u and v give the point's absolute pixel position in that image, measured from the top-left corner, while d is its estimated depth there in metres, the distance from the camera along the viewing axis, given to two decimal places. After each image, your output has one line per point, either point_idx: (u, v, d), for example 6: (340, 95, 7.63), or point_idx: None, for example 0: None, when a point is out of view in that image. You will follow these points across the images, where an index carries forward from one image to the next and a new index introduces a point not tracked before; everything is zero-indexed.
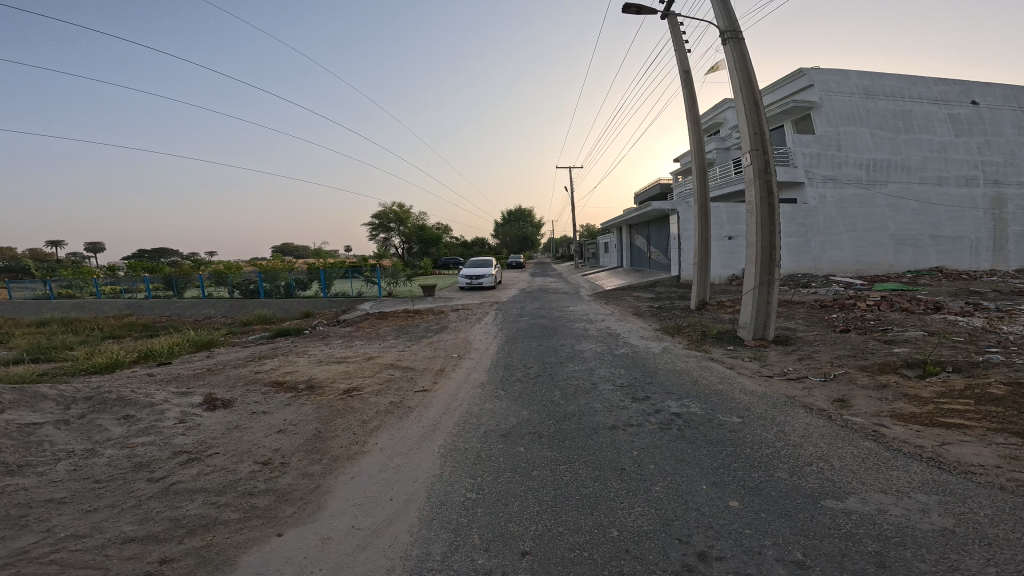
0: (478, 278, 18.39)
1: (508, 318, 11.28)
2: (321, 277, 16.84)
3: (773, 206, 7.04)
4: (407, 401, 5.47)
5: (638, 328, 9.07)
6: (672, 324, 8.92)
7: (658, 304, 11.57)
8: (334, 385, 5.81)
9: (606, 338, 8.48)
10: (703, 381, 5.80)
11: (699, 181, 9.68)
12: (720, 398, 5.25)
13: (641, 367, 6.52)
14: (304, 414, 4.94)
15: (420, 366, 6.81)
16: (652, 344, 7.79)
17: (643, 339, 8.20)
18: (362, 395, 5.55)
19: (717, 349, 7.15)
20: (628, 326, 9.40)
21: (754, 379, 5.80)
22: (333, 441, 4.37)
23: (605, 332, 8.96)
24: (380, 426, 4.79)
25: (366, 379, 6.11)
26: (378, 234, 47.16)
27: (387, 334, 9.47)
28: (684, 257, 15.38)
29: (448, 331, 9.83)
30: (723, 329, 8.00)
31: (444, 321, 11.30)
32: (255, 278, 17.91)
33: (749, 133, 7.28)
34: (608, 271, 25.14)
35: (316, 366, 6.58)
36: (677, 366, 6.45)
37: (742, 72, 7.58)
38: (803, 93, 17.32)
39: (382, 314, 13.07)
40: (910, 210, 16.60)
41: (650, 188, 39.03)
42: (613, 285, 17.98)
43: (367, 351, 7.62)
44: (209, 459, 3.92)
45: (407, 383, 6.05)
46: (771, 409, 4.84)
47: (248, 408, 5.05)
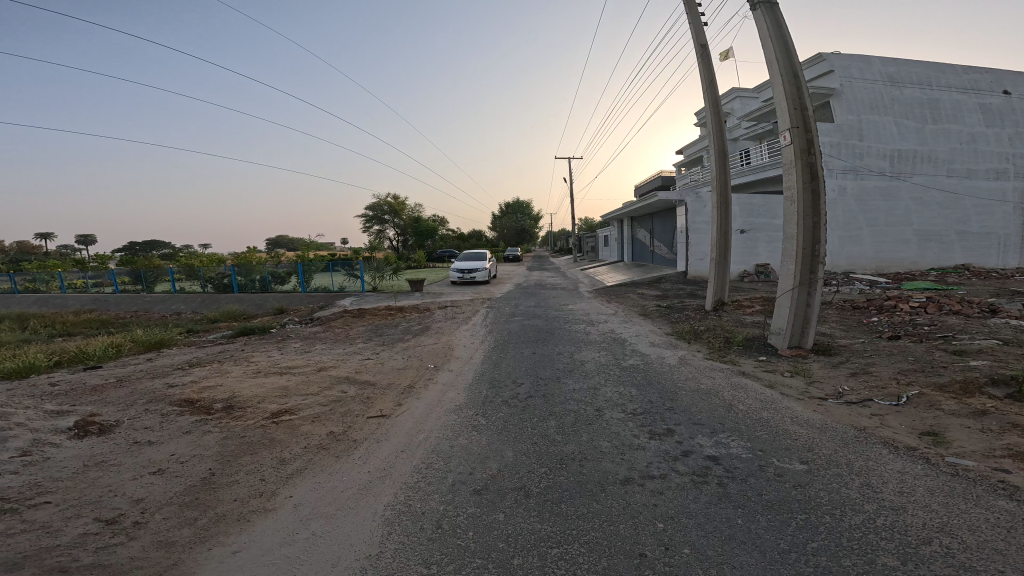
0: (470, 272, 17.12)
1: (498, 318, 10.02)
2: (300, 271, 15.55)
3: (818, 192, 5.74)
4: (353, 434, 4.22)
5: (647, 333, 7.81)
6: (687, 328, 7.67)
7: (667, 304, 10.29)
8: (262, 407, 4.56)
9: (611, 344, 7.24)
10: (735, 408, 4.57)
11: (718, 169, 8.34)
12: (762, 433, 4.02)
13: (653, 386, 5.29)
14: (202, 447, 3.70)
15: (382, 381, 5.55)
16: (664, 353, 6.55)
17: (653, 346, 6.95)
18: (293, 422, 4.30)
19: (745, 361, 5.90)
20: (635, 329, 8.15)
21: (804, 403, 4.57)
22: (228, 492, 3.14)
23: (610, 336, 7.71)
24: (304, 470, 3.55)
25: (309, 398, 4.87)
26: (372, 225, 45.95)
27: (356, 336, 8.19)
28: (693, 252, 14.05)
29: (430, 334, 8.57)
30: (751, 336, 6.74)
31: (426, 320, 10.06)
32: (228, 272, 16.58)
33: (788, 109, 5.94)
34: (609, 265, 23.87)
35: (250, 379, 5.31)
36: (698, 385, 5.22)
37: (777, 38, 6.26)
38: (821, 81, 15.88)
39: (360, 312, 11.80)
40: (936, 204, 15.31)
41: (652, 182, 37.74)
42: (613, 280, 16.75)
43: (325, 359, 6.35)
44: (31, 511, 2.72)
45: (363, 407, 4.80)
46: (841, 451, 3.61)
47: (131, 436, 3.81)
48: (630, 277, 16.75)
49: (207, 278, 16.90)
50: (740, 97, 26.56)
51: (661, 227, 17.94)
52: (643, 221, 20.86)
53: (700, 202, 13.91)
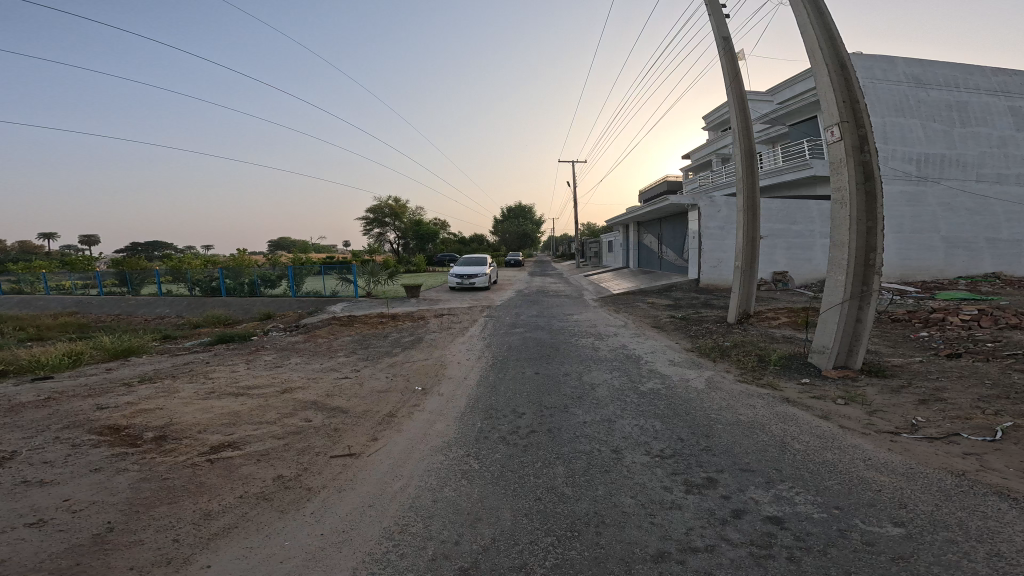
0: (469, 277, 16.31)
1: (498, 328, 9.20)
2: (290, 274, 14.81)
3: (874, 194, 4.96)
4: (308, 479, 3.39)
5: (664, 348, 6.98)
6: (709, 343, 6.83)
7: (682, 314, 9.44)
8: (201, 438, 3.81)
9: (624, 362, 6.43)
10: (790, 447, 3.75)
11: (744, 169, 7.52)
12: (832, 484, 3.19)
13: (679, 417, 4.47)
14: (108, 490, 3.03)
15: (357, 408, 4.74)
16: (687, 374, 5.71)
17: (672, 365, 6.12)
18: (236, 461, 3.52)
19: (786, 385, 5.06)
20: (650, 344, 7.31)
21: (874, 441, 3.73)
22: (114, 557, 2.45)
23: (621, 353, 6.89)
24: (232, 526, 2.79)
25: (260, 429, 4.08)
26: (372, 228, 45.42)
27: (340, 348, 7.39)
28: (706, 259, 13.21)
29: (421, 346, 7.76)
30: (789, 354, 5.87)
31: (419, 330, 9.25)
32: (216, 275, 15.84)
33: (837, 101, 5.19)
34: (614, 271, 23.03)
35: (198, 403, 4.54)
36: (732, 417, 4.39)
37: (820, 26, 5.56)
38: None
39: (350, 319, 11.02)
40: (965, 210, 14.44)
41: (657, 187, 37.04)
42: (620, 288, 15.91)
43: (295, 377, 5.55)
44: None
45: (328, 442, 3.98)
46: (949, 513, 2.76)
47: (23, 474, 3.15)
48: (637, 285, 15.91)
49: (194, 281, 16.17)
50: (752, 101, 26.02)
51: (671, 232, 17.06)
52: (650, 227, 20.05)
53: (713, 206, 13.11)
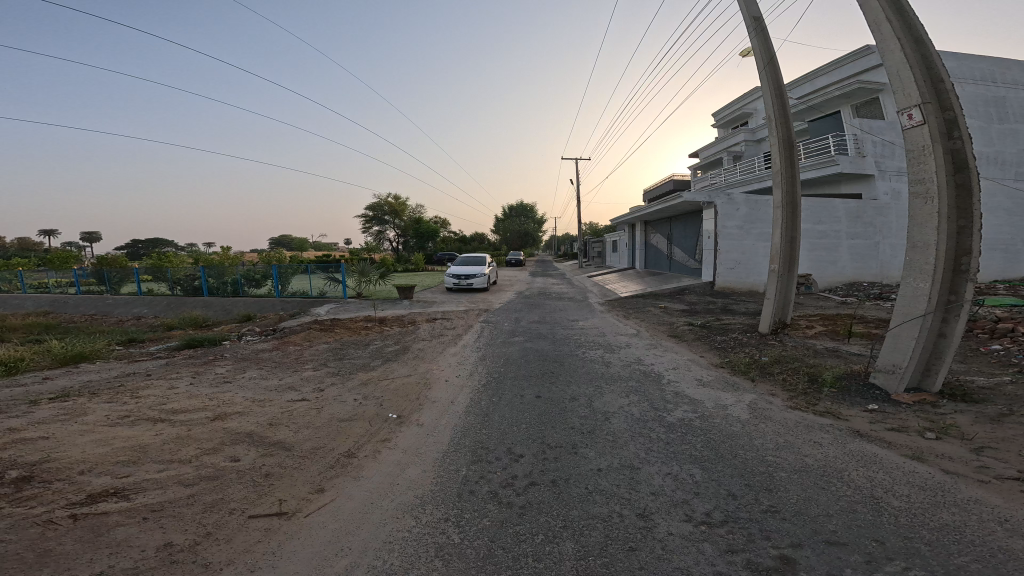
0: (466, 278, 15.31)
1: (494, 336, 8.22)
2: (275, 274, 13.86)
3: (968, 188, 4.08)
4: (206, 551, 2.43)
5: (688, 364, 5.98)
6: (741, 358, 5.84)
7: (702, 322, 8.42)
8: (82, 486, 2.88)
9: (641, 382, 5.46)
10: (887, 507, 2.76)
11: (782, 161, 6.52)
12: (968, 568, 2.21)
13: (723, 461, 3.48)
14: None
15: (307, 445, 3.79)
16: (721, 398, 4.72)
17: (699, 386, 5.14)
18: (112, 522, 2.57)
19: (851, 414, 4.08)
20: (670, 358, 6.32)
21: (1003, 495, 2.74)
22: None
23: (637, 370, 5.90)
24: None
25: (165, 472, 3.16)
26: (372, 226, 44.64)
27: (310, 359, 6.42)
28: (722, 260, 12.18)
29: (406, 357, 6.79)
30: (846, 373, 4.85)
31: (406, 337, 8.27)
32: (197, 274, 14.93)
33: (918, 77, 4.29)
34: (619, 272, 22.01)
35: (101, 431, 3.63)
36: (791, 460, 3.41)
37: None
38: (873, 74, 15.39)
39: (333, 322, 10.06)
40: (1003, 210, 13.31)
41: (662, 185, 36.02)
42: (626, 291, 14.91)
43: (240, 399, 4.63)
44: None
45: (254, 494, 3.02)
46: None
47: None
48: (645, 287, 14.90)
49: (174, 281, 15.26)
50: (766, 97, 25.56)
51: (681, 232, 16.02)
52: (658, 226, 19.03)
53: (731, 204, 12.11)
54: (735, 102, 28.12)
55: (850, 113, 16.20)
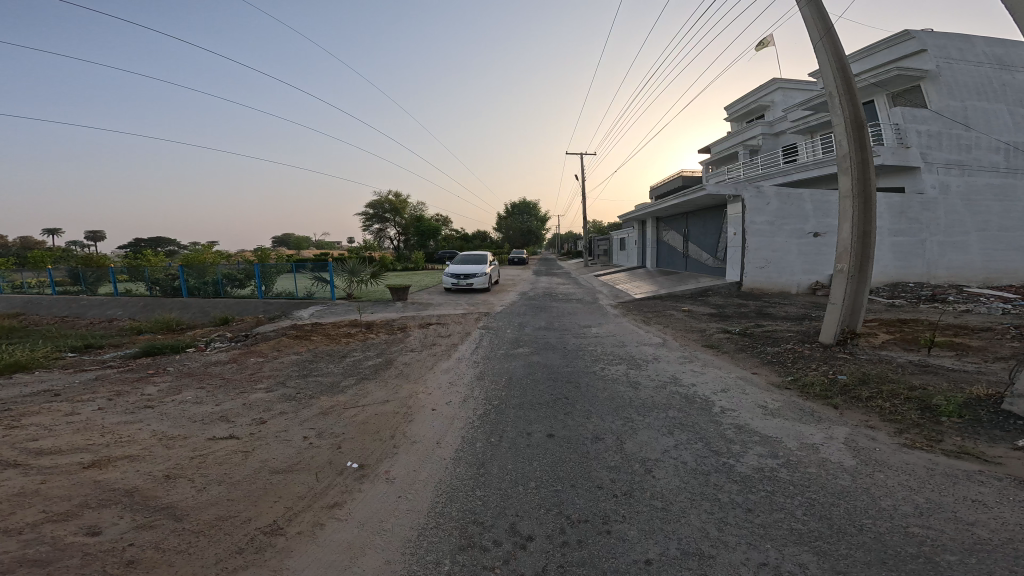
0: (466, 278, 14.15)
1: (498, 346, 7.10)
2: (258, 274, 12.82)
3: None
4: None
5: (739, 386, 4.84)
6: (812, 376, 4.74)
7: (739, 329, 7.24)
8: None
9: (686, 414, 4.33)
10: None
11: (851, 143, 5.42)
12: None
13: (844, 538, 2.43)
14: None
15: (210, 511, 2.66)
16: (804, 439, 3.60)
17: (764, 420, 4.01)
18: None
19: (1001, 456, 3.07)
20: (713, 377, 5.19)
21: None
22: None
23: (677, 396, 4.77)
24: None
25: None
26: (372, 224, 43.59)
27: (274, 375, 5.34)
28: (750, 258, 11.00)
29: (390, 375, 5.67)
30: (965, 399, 3.83)
31: (396, 347, 7.16)
32: (177, 273, 13.92)
33: None
34: (628, 272, 20.77)
35: None
36: (950, 544, 2.29)
37: None
38: (909, 61, 14.19)
39: (315, 327, 8.98)
40: None
41: (670, 182, 34.70)
42: (639, 292, 13.74)
43: (145, 436, 3.54)
44: None
45: None
46: None
47: None
48: (660, 287, 13.72)
49: (153, 281, 14.26)
50: (782, 89, 24.13)
51: (698, 228, 14.82)
52: (671, 223, 17.82)
53: (760, 197, 10.95)
54: (750, 94, 26.72)
55: (885, 102, 15.01)
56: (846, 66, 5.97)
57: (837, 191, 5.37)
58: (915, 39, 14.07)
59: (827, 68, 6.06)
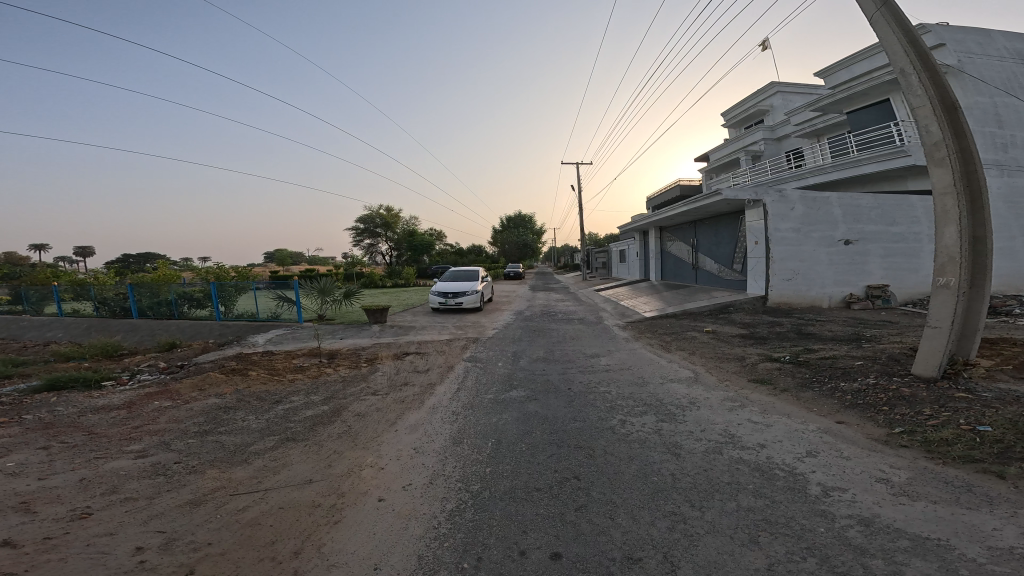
0: (454, 296, 12.69)
1: (488, 386, 5.64)
2: (215, 293, 11.40)
3: None
4: None
5: (832, 454, 3.49)
6: (943, 431, 3.50)
7: (789, 359, 5.85)
8: None
9: (769, 501, 3.01)
10: None
11: (943, 130, 4.38)
12: None
13: None
14: None
15: None
16: (991, 541, 2.38)
17: (901, 510, 2.74)
18: None
19: None
20: (787, 435, 3.89)
21: None
22: None
23: (742, 466, 3.46)
24: None
25: None
26: (363, 238, 42.34)
27: (162, 437, 3.90)
28: (776, 270, 9.70)
29: (333, 433, 4.20)
30: None
31: (357, 387, 5.70)
32: (126, 292, 12.50)
33: None
34: (630, 285, 19.40)
35: None
36: None
37: None
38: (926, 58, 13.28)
39: (265, 356, 7.53)
40: None
41: (668, 191, 33.84)
42: (646, 308, 12.42)
43: None
44: None
45: None
46: None
47: None
48: (669, 303, 12.39)
49: (100, 300, 12.82)
50: (781, 92, 23.32)
51: (708, 239, 13.55)
52: (675, 233, 16.60)
53: (784, 202, 9.70)
54: (748, 100, 25.89)
55: (901, 99, 14.03)
56: (914, 34, 4.84)
57: (933, 189, 4.36)
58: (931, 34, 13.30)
59: (891, 42, 4.86)
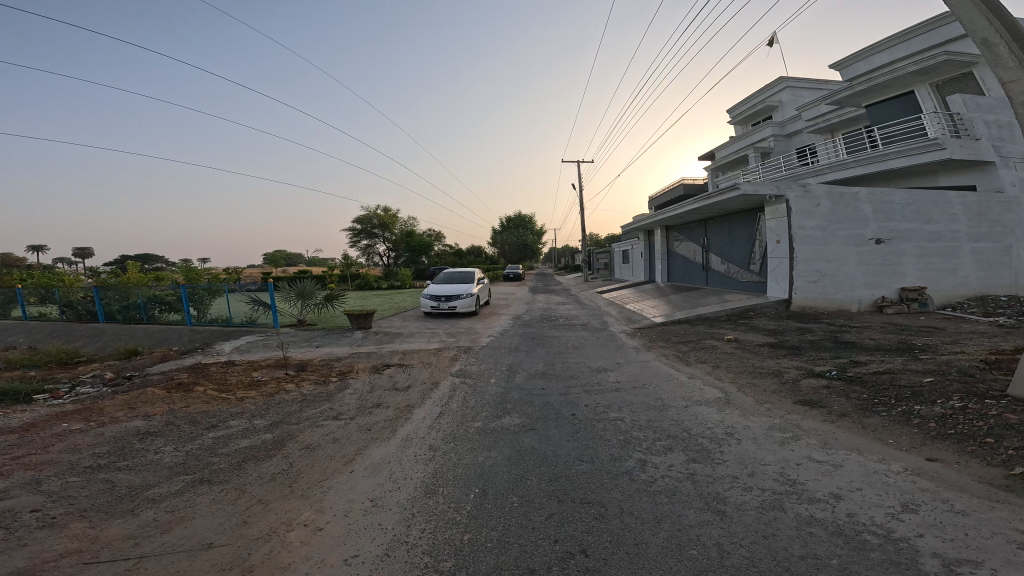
0: (447, 300, 11.79)
1: (477, 410, 4.71)
2: (185, 297, 10.49)
3: None
4: None
5: (938, 508, 2.62)
6: None
7: (839, 375, 4.90)
8: None
9: None
10: None
11: None
12: None
13: None
14: None
15: None
16: None
17: None
18: None
19: None
20: (866, 481, 3.00)
21: None
22: None
23: (819, 530, 2.55)
24: None
25: None
26: (359, 239, 41.47)
27: (41, 479, 3.10)
28: (800, 271, 8.78)
29: (266, 476, 3.30)
30: None
31: (319, 408, 4.78)
32: (92, 295, 11.61)
33: None
34: (635, 287, 18.47)
35: None
36: None
37: None
38: (954, 48, 12.52)
39: (225, 367, 6.64)
40: None
41: (671, 190, 32.93)
42: (654, 312, 11.52)
43: None
44: None
45: None
46: None
47: None
48: (679, 307, 11.47)
49: (66, 304, 11.95)
50: (790, 88, 22.35)
51: (721, 239, 12.60)
52: (683, 233, 15.65)
53: (808, 198, 8.77)
54: (755, 96, 24.88)
55: (927, 92, 13.10)
56: None
57: None
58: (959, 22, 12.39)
59: (965, 5, 3.95)
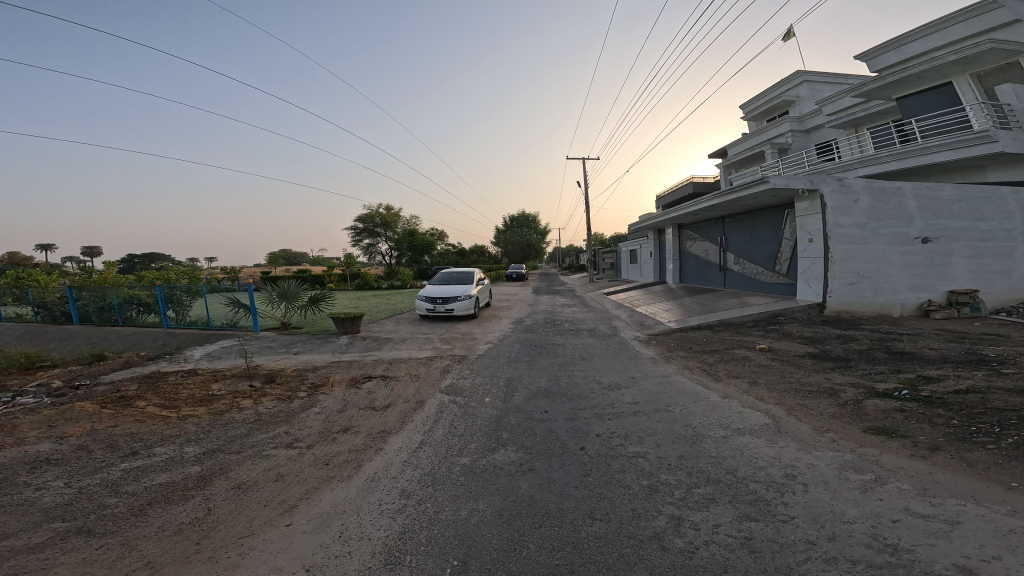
0: (443, 302, 10.95)
1: (466, 440, 3.85)
2: (159, 298, 9.75)
3: None
4: None
5: None
6: None
7: (915, 397, 3.99)
8: None
9: None
10: None
11: None
12: None
13: None
14: None
15: None
16: None
17: None
18: None
19: None
20: (1008, 548, 2.15)
21: None
22: None
23: None
24: None
25: None
26: (361, 238, 40.73)
27: None
28: (836, 272, 7.83)
29: (162, 530, 2.60)
30: None
31: (270, 433, 3.99)
32: (66, 296, 10.93)
33: None
34: (644, 289, 17.51)
35: None
36: None
37: None
38: (999, 34, 11.51)
39: (184, 377, 5.87)
40: None
41: (680, 188, 31.88)
42: (667, 316, 10.60)
43: None
44: None
45: None
46: None
47: None
48: (695, 311, 10.55)
49: (39, 304, 11.28)
50: (809, 82, 21.29)
51: (742, 238, 11.62)
52: (698, 233, 14.68)
53: (845, 190, 7.82)
54: (770, 91, 23.80)
55: (968, 83, 12.10)
56: None
57: None
58: (1004, 8, 11.38)
59: None
